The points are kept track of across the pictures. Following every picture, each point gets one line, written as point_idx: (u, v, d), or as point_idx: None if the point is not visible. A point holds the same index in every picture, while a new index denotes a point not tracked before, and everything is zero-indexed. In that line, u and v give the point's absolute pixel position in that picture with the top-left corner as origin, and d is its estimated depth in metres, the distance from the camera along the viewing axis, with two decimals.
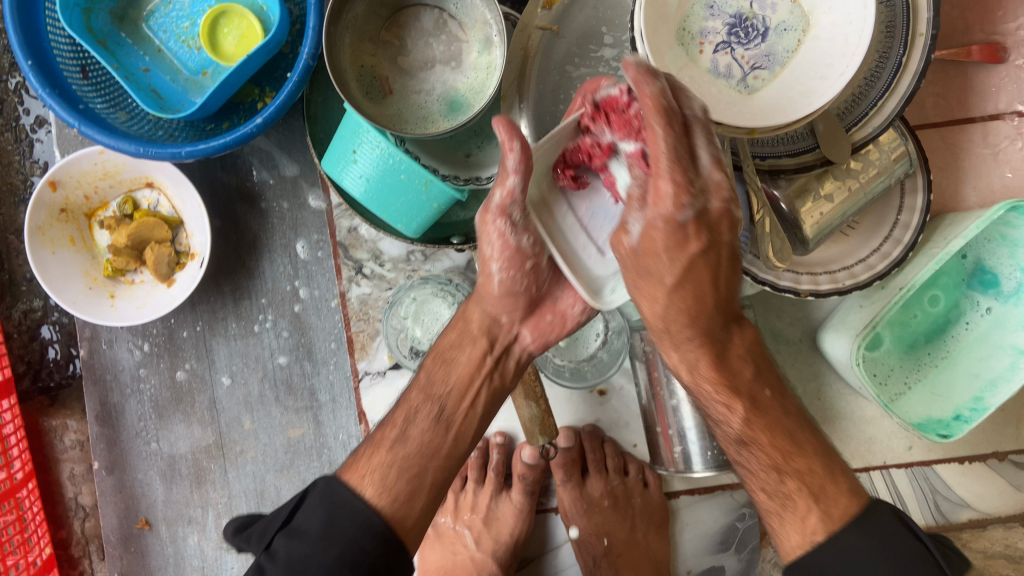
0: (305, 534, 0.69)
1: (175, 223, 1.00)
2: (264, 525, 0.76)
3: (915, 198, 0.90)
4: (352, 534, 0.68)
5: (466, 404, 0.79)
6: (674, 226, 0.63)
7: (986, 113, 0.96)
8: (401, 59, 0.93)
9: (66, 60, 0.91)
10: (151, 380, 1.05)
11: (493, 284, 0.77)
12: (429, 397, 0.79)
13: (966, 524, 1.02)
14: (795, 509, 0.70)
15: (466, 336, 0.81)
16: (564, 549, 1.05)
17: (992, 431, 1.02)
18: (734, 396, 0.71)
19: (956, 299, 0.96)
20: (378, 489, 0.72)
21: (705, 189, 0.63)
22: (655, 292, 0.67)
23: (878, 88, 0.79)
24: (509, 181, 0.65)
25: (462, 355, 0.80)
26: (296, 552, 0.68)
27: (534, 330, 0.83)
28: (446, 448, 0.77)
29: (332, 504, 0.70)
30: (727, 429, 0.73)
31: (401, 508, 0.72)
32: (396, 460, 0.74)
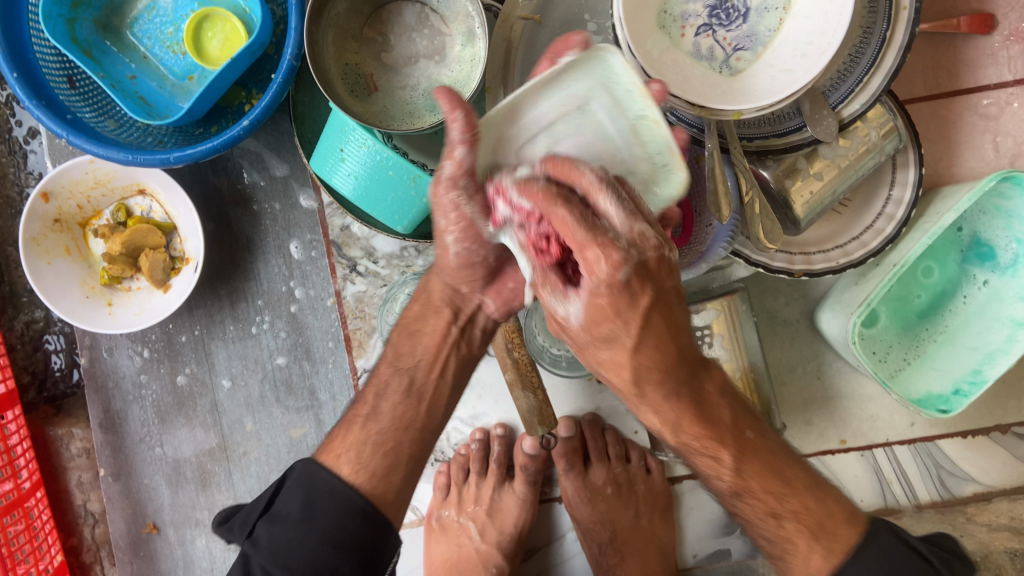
0: (285, 518, 0.70)
1: (168, 229, 1.00)
2: (247, 513, 0.76)
3: (906, 173, 0.89)
4: (332, 515, 0.70)
5: (435, 373, 0.81)
6: (596, 286, 0.61)
7: (976, 84, 0.95)
8: (385, 55, 0.93)
9: (52, 70, 0.92)
10: (152, 386, 1.05)
11: (449, 257, 0.77)
12: (398, 369, 0.80)
13: (971, 498, 1.02)
14: (796, 550, 0.71)
15: (429, 307, 0.82)
16: (568, 537, 1.06)
17: (994, 403, 1.02)
18: (718, 446, 0.70)
19: (953, 273, 0.95)
20: (356, 466, 0.73)
21: (630, 242, 0.60)
22: (616, 361, 0.66)
23: (863, 65, 0.78)
24: (456, 153, 0.64)
25: (427, 326, 0.81)
26: (280, 536, 0.69)
27: (499, 297, 0.83)
28: (420, 419, 0.79)
29: (312, 486, 0.72)
30: (718, 482, 0.72)
31: (381, 485, 0.73)
32: (372, 436, 0.75)
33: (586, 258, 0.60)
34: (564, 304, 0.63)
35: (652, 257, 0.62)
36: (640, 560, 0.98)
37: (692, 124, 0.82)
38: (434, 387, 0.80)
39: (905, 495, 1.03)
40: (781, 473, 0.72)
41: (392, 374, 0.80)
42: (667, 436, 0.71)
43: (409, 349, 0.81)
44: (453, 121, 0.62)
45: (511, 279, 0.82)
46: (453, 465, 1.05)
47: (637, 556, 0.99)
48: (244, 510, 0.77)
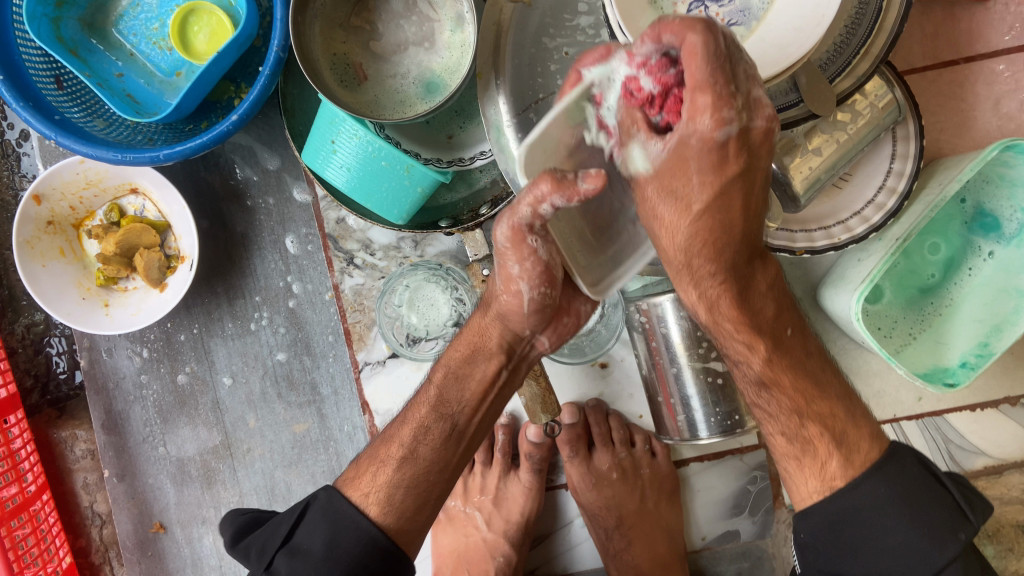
0: (308, 555, 0.71)
1: (163, 227, 0.99)
2: (265, 537, 0.75)
3: (906, 146, 0.88)
4: (355, 553, 0.70)
5: (477, 417, 0.78)
6: (698, 145, 0.56)
7: (975, 51, 0.93)
8: (373, 44, 0.92)
9: (38, 71, 0.91)
10: (153, 386, 1.05)
11: (520, 302, 0.71)
12: (439, 414, 0.75)
13: (983, 471, 1.01)
14: (815, 454, 0.71)
15: (480, 351, 0.76)
16: (575, 524, 1.05)
17: (1002, 375, 1.00)
18: (754, 336, 0.71)
19: (958, 246, 0.94)
20: (383, 506, 0.73)
21: (746, 103, 0.54)
22: (679, 221, 0.63)
23: (860, 34, 0.77)
24: (542, 207, 0.59)
25: (477, 370, 0.76)
26: (300, 571, 0.70)
27: (554, 335, 0.78)
28: (454, 460, 0.77)
29: (335, 522, 0.72)
30: (747, 369, 0.73)
31: (406, 522, 0.73)
32: (404, 479, 0.73)
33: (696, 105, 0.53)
34: (645, 148, 0.58)
35: (760, 126, 0.55)
36: (646, 544, 0.99)
37: None
38: (472, 432, 0.77)
39: None
40: (815, 377, 0.73)
41: (432, 419, 0.76)
42: (703, 315, 0.73)
43: (455, 394, 0.76)
44: (573, 195, 0.57)
45: (567, 313, 0.77)
46: None
47: (644, 539, 0.99)
48: (262, 533, 0.76)
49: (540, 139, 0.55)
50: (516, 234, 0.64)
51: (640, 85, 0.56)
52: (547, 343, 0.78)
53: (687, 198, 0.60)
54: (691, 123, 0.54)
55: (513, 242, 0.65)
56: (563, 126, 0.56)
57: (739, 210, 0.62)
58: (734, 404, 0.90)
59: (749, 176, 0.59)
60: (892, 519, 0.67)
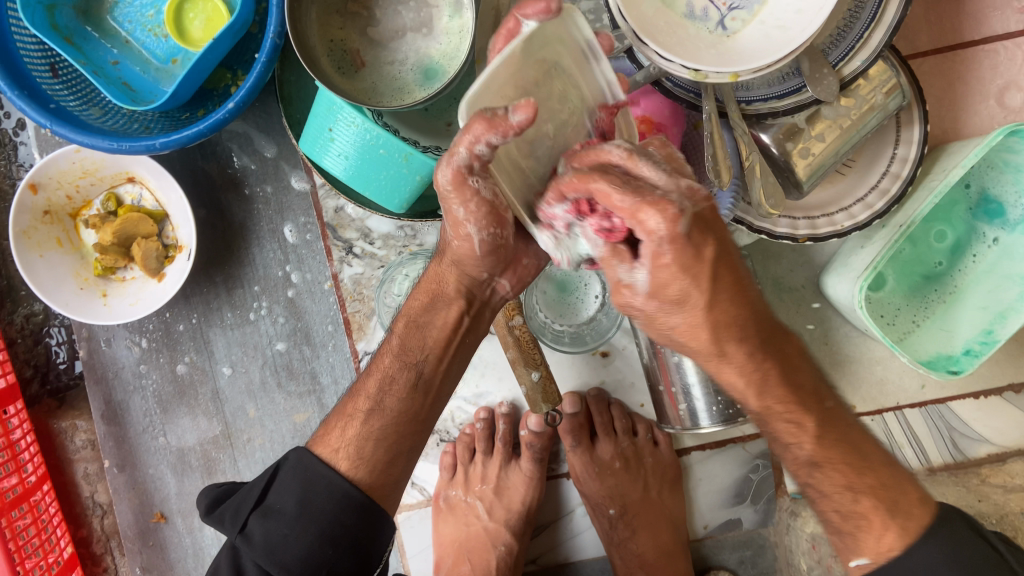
0: (281, 514, 0.69)
1: (159, 216, 0.98)
2: (238, 501, 0.72)
3: (911, 131, 0.86)
4: (330, 511, 0.69)
5: (444, 363, 0.78)
6: (659, 244, 0.54)
7: (980, 36, 0.92)
8: (370, 30, 0.91)
9: (33, 59, 0.90)
10: (153, 376, 1.04)
11: (472, 245, 0.69)
12: (403, 363, 0.76)
13: (985, 458, 1.01)
14: (871, 529, 0.64)
15: (440, 298, 0.75)
16: (577, 512, 1.05)
17: (1007, 362, 0.99)
18: (804, 413, 0.64)
19: (964, 232, 0.93)
20: (354, 461, 0.72)
21: (682, 195, 0.54)
22: (693, 326, 0.59)
23: (863, 20, 0.75)
24: (476, 148, 0.57)
25: (437, 318, 0.76)
26: (273, 533, 0.68)
27: (514, 278, 0.77)
28: (423, 412, 0.77)
29: (307, 481, 0.71)
30: (797, 453, 0.65)
31: (380, 477, 0.73)
32: (372, 431, 0.73)
33: (639, 218, 0.53)
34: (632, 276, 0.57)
35: (705, 207, 0.56)
36: (651, 533, 0.98)
37: (689, 89, 0.79)
38: (438, 382, 0.77)
39: (918, 458, 1.01)
40: (860, 448, 0.66)
41: (398, 368, 0.76)
42: (750, 400, 0.64)
43: (416, 342, 0.76)
44: (507, 130, 0.54)
45: (526, 255, 0.75)
46: (458, 445, 1.04)
47: (648, 529, 0.98)
48: (234, 500, 0.73)
49: (487, 84, 0.56)
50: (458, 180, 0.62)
51: (607, 221, 0.56)
52: (507, 285, 0.77)
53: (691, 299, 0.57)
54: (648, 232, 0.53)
55: (455, 183, 0.62)
56: (506, 71, 0.57)
57: (738, 295, 0.59)
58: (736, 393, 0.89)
59: (719, 254, 0.57)
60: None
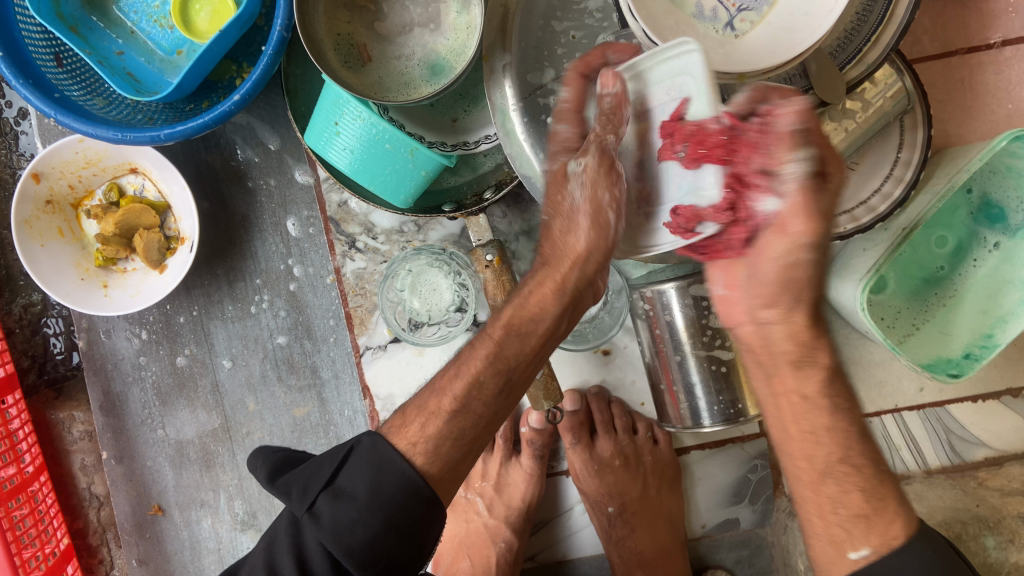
0: (352, 499, 0.67)
1: (162, 208, 0.98)
2: (305, 477, 0.70)
3: (914, 134, 0.87)
4: (398, 499, 0.67)
5: (530, 372, 0.76)
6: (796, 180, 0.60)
7: (984, 42, 0.92)
8: (378, 24, 0.91)
9: (38, 48, 0.89)
10: (152, 368, 1.04)
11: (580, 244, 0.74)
12: (498, 368, 0.73)
13: (983, 463, 1.01)
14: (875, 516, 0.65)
15: (540, 307, 0.75)
16: (575, 510, 1.05)
17: (1005, 366, 1.00)
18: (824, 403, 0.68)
19: (965, 236, 0.94)
20: (430, 456, 0.69)
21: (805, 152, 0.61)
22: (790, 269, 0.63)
23: (872, 21, 0.76)
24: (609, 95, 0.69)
25: (540, 327, 0.75)
26: (342, 516, 0.66)
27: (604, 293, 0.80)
28: (500, 414, 0.74)
29: (381, 467, 0.68)
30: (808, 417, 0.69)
31: (447, 472, 0.71)
32: (453, 430, 0.71)
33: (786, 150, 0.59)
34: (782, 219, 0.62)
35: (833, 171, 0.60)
36: (649, 531, 0.98)
37: None
38: (520, 385, 0.76)
39: (915, 461, 1.02)
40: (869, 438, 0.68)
41: (490, 375, 0.73)
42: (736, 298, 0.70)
43: (514, 349, 0.74)
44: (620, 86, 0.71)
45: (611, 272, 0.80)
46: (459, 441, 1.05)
47: (647, 527, 0.98)
48: (301, 473, 0.71)
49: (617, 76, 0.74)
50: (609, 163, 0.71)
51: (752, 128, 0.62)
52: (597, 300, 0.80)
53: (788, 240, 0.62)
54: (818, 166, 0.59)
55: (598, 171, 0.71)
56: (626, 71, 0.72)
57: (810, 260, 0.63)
58: (737, 393, 0.90)
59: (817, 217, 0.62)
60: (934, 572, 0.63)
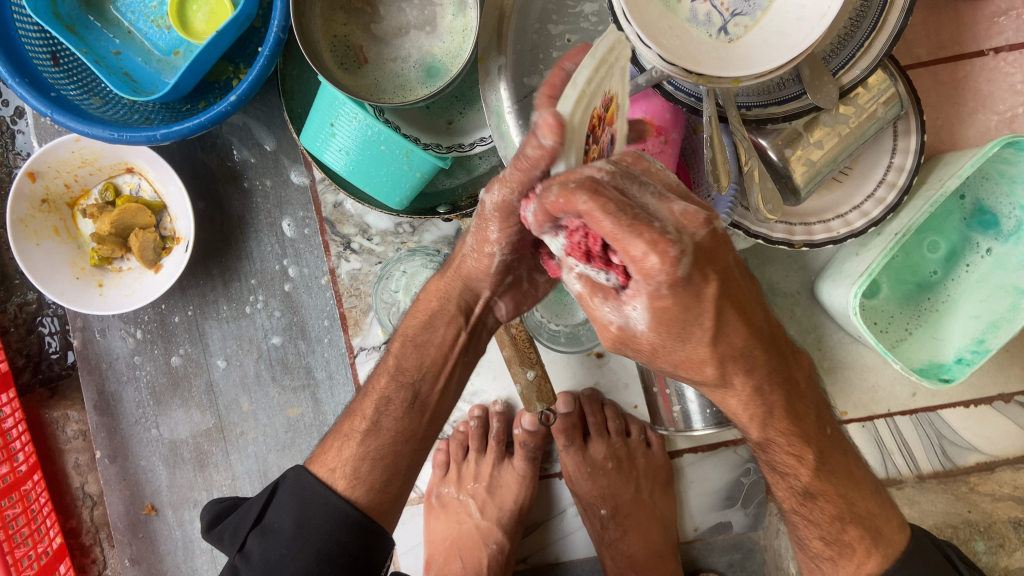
0: (278, 533, 0.68)
1: (158, 208, 0.98)
2: (237, 519, 0.72)
3: (907, 140, 0.87)
4: (326, 529, 0.68)
5: (440, 383, 0.76)
6: (657, 288, 0.48)
7: (977, 48, 0.93)
8: (374, 26, 0.91)
9: (35, 48, 0.89)
10: (147, 367, 1.04)
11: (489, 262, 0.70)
12: (400, 384, 0.74)
13: (974, 467, 1.01)
14: (852, 556, 0.70)
15: (439, 314, 0.75)
16: (569, 512, 1.05)
17: (997, 371, 1.00)
18: (804, 446, 0.67)
19: (958, 242, 0.94)
20: (352, 480, 0.70)
21: (677, 226, 0.47)
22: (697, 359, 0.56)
23: (865, 27, 0.76)
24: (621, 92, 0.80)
25: (436, 335, 0.76)
26: (272, 552, 0.67)
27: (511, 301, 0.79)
28: (421, 429, 0.75)
29: (304, 500, 0.69)
30: (792, 481, 0.69)
31: (376, 497, 0.71)
32: (368, 451, 0.71)
33: (629, 250, 0.46)
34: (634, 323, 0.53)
35: (704, 234, 0.49)
36: (641, 534, 0.98)
37: (690, 94, 0.80)
38: (436, 401, 0.76)
39: (907, 466, 1.02)
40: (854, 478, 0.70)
41: (393, 389, 0.74)
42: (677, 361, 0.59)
43: (413, 362, 0.75)
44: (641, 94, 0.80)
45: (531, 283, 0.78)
46: (452, 442, 1.05)
47: (639, 529, 0.98)
48: (233, 518, 0.73)
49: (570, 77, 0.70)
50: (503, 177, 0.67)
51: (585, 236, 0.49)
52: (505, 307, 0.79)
53: (699, 333, 0.53)
54: (647, 279, 0.47)
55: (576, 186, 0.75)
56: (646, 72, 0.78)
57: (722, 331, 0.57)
58: None
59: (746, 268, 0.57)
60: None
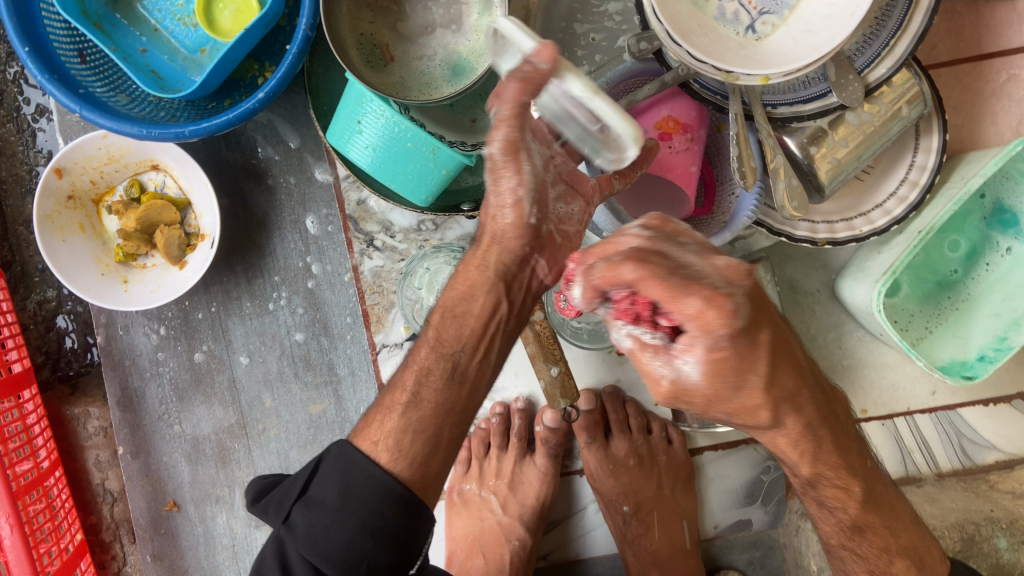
0: (322, 505, 0.67)
1: (183, 205, 0.99)
2: (280, 493, 0.71)
3: (929, 140, 0.88)
4: (371, 502, 0.67)
5: (478, 356, 0.76)
6: (715, 341, 0.47)
7: (997, 49, 0.94)
8: (400, 25, 0.92)
9: (63, 45, 0.90)
10: (170, 363, 1.04)
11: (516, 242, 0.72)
12: (439, 355, 0.75)
13: (994, 466, 1.02)
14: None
15: (478, 283, 0.75)
16: (589, 509, 1.05)
17: (1016, 370, 1.01)
18: (850, 478, 0.69)
19: (978, 241, 0.95)
20: (394, 453, 0.70)
21: (724, 279, 0.47)
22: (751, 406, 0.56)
23: (889, 27, 0.77)
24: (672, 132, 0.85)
25: (473, 306, 0.75)
26: (316, 523, 0.67)
27: (550, 263, 0.78)
28: (461, 401, 0.75)
29: (348, 473, 0.69)
30: (841, 516, 0.71)
31: (419, 470, 0.71)
32: (409, 423, 0.71)
33: (682, 308, 0.45)
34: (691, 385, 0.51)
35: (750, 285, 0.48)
36: (663, 531, 0.99)
37: (716, 91, 0.80)
38: (475, 371, 0.75)
39: (926, 464, 1.03)
40: (897, 506, 0.73)
41: (432, 360, 0.75)
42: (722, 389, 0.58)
43: (452, 334, 0.75)
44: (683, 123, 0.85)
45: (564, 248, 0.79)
46: (474, 439, 1.06)
47: (662, 526, 0.99)
48: (278, 491, 0.72)
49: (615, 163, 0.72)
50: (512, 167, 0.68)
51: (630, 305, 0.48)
52: (544, 267, 0.78)
53: (753, 380, 0.53)
54: (704, 333, 0.46)
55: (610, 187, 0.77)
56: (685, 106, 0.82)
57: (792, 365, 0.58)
58: None
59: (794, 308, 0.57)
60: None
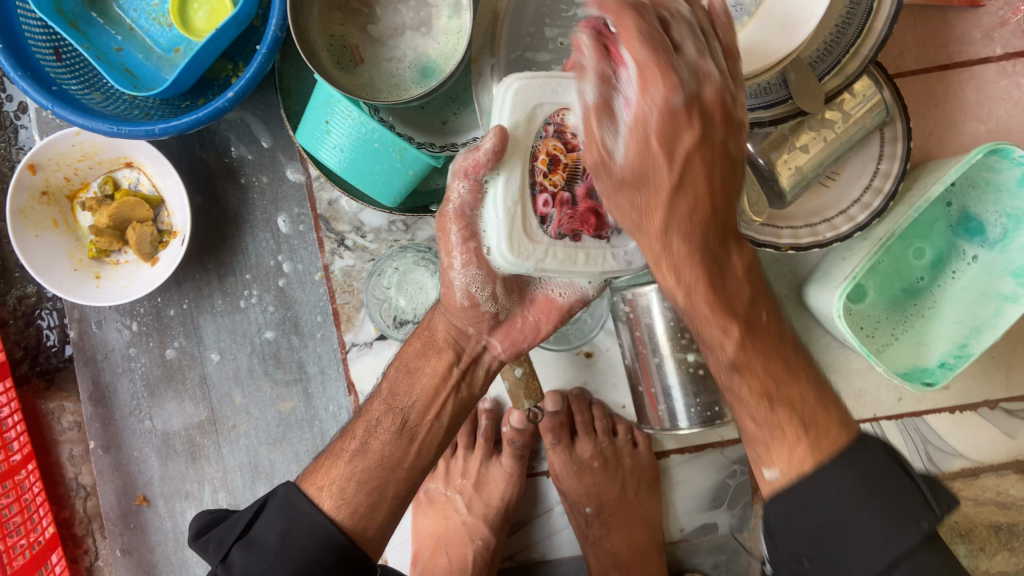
0: (262, 548, 0.69)
1: (156, 202, 1.00)
2: (223, 530, 0.73)
3: (894, 147, 0.89)
4: (311, 551, 0.69)
5: (431, 414, 0.79)
6: (649, 114, 0.58)
7: (964, 58, 0.95)
8: (371, 27, 0.93)
9: (38, 43, 0.91)
10: (142, 359, 1.05)
11: (455, 298, 0.74)
12: (389, 408, 0.79)
13: (959, 473, 1.02)
14: (783, 438, 0.65)
15: (432, 347, 0.80)
16: (555, 511, 1.06)
17: (982, 378, 1.01)
18: None
19: (945, 249, 0.95)
20: (338, 500, 0.73)
21: (692, 75, 0.58)
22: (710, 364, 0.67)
23: (851, 33, 0.78)
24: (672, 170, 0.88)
25: (428, 365, 0.80)
26: (252, 565, 0.68)
27: (505, 339, 0.81)
28: (409, 458, 0.77)
29: (292, 519, 0.71)
30: None
31: (362, 521, 0.73)
32: (356, 472, 0.74)
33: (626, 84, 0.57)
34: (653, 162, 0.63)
35: (711, 93, 0.59)
36: (626, 532, 0.99)
37: None
38: (426, 432, 0.79)
39: None
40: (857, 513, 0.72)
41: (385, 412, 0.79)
42: (679, 299, 0.67)
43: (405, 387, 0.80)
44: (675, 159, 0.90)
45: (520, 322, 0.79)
46: None
47: (623, 528, 0.99)
48: (219, 528, 0.74)
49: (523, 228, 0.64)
50: (462, 222, 0.67)
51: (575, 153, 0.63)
52: (500, 346, 0.81)
53: (658, 181, 0.60)
54: (654, 96, 0.57)
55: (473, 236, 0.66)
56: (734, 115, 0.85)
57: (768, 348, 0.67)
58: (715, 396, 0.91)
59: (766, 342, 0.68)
60: (841, 508, 0.61)
